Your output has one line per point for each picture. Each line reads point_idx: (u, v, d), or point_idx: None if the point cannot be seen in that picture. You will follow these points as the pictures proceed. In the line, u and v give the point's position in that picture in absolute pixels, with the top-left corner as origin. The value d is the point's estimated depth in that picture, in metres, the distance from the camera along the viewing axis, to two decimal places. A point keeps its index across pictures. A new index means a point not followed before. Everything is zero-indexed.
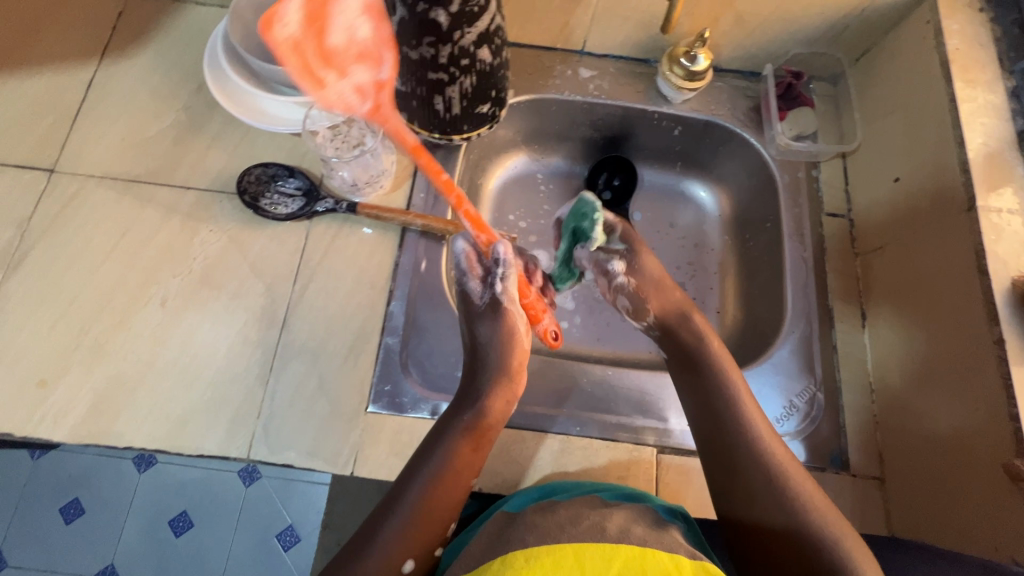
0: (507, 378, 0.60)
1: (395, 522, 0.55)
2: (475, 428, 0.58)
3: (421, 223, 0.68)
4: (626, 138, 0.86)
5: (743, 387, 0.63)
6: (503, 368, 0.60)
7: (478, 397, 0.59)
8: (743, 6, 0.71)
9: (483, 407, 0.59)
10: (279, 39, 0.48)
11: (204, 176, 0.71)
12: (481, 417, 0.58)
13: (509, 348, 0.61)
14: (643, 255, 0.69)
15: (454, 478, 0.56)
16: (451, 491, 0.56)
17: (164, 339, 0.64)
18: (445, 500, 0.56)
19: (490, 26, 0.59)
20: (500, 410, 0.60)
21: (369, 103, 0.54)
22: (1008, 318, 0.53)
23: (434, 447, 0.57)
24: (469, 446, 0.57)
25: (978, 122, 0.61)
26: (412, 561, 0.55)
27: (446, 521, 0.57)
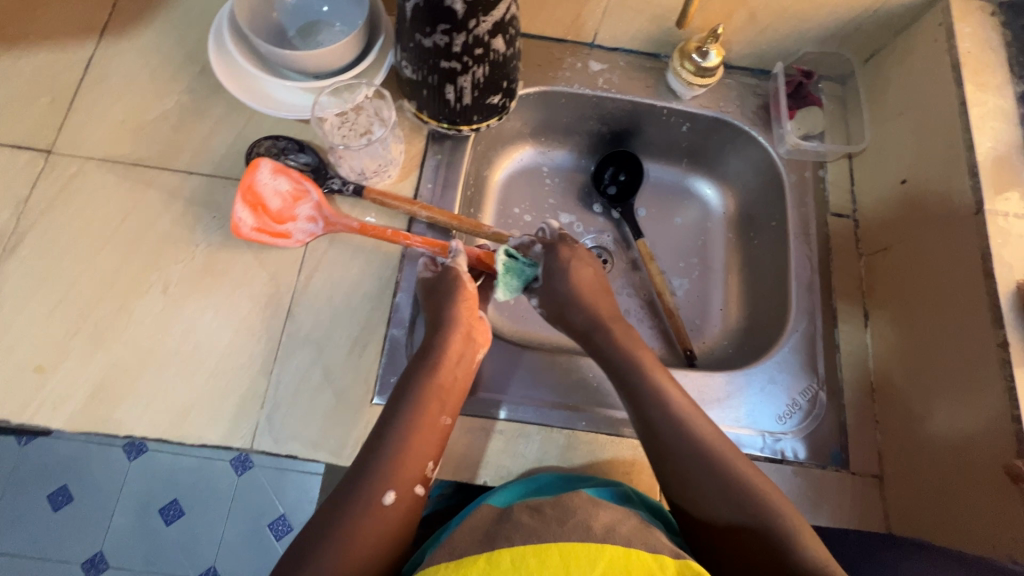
0: (465, 338, 0.63)
1: (371, 477, 0.54)
2: (439, 364, 0.60)
3: (426, 214, 0.68)
4: (609, 135, 0.87)
5: (684, 401, 0.60)
6: (458, 316, 0.62)
7: (438, 335, 0.61)
8: (756, 3, 0.70)
9: (444, 349, 0.60)
10: (240, 233, 0.65)
11: (208, 161, 0.70)
12: (440, 363, 0.60)
13: (462, 296, 0.63)
14: (568, 273, 0.67)
15: (427, 416, 0.57)
16: (430, 439, 0.57)
17: (167, 325, 0.63)
18: (426, 449, 0.57)
19: (505, 15, 0.58)
20: (460, 351, 0.62)
21: (320, 224, 0.66)
22: (1013, 322, 0.54)
23: (422, 419, 0.57)
24: (437, 383, 0.59)
25: (988, 126, 0.61)
26: (392, 493, 0.54)
27: (424, 462, 0.57)
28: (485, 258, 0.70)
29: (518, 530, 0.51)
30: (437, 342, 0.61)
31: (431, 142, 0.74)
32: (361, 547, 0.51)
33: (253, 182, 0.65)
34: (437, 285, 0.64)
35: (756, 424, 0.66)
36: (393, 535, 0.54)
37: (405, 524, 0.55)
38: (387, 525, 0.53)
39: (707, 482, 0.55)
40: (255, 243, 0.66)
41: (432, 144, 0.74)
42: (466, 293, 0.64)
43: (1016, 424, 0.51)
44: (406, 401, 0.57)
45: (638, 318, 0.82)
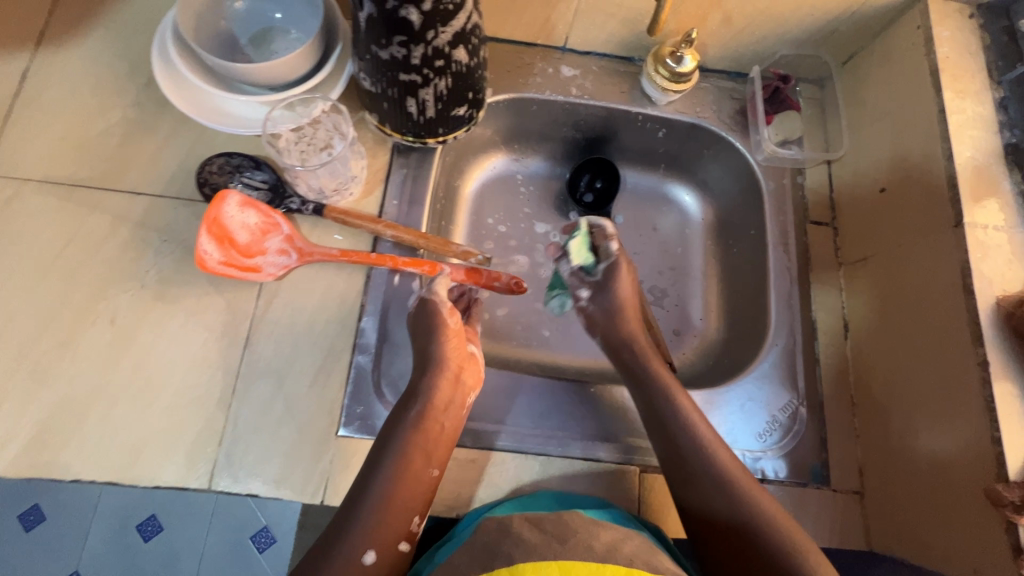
0: (448, 378, 0.59)
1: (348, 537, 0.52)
2: (425, 418, 0.56)
3: (391, 234, 0.65)
4: (584, 142, 0.84)
5: (711, 438, 0.59)
6: (446, 357, 0.59)
7: (423, 381, 0.58)
8: (731, 5, 0.68)
9: (430, 397, 0.57)
10: (207, 268, 0.60)
11: (157, 180, 0.65)
12: (427, 412, 0.57)
13: (445, 335, 0.60)
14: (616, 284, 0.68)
15: (411, 467, 0.55)
16: (417, 488, 0.55)
17: (116, 358, 0.59)
18: (412, 496, 0.55)
19: (466, 25, 0.55)
20: (448, 398, 0.58)
21: (294, 255, 0.63)
22: (994, 340, 0.52)
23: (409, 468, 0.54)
24: (424, 428, 0.56)
25: (967, 135, 0.60)
26: (372, 552, 0.52)
27: (411, 516, 0.55)
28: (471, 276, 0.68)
29: (514, 550, 0.50)
30: (422, 388, 0.58)
31: (396, 155, 0.70)
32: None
33: (219, 215, 0.61)
34: (417, 320, 0.61)
35: (736, 443, 0.64)
36: None
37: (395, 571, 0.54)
38: None
39: (717, 496, 0.56)
40: (222, 278, 0.62)
41: (396, 157, 0.70)
42: (451, 333, 0.60)
43: (996, 447, 0.50)
44: (389, 453, 0.55)
45: None
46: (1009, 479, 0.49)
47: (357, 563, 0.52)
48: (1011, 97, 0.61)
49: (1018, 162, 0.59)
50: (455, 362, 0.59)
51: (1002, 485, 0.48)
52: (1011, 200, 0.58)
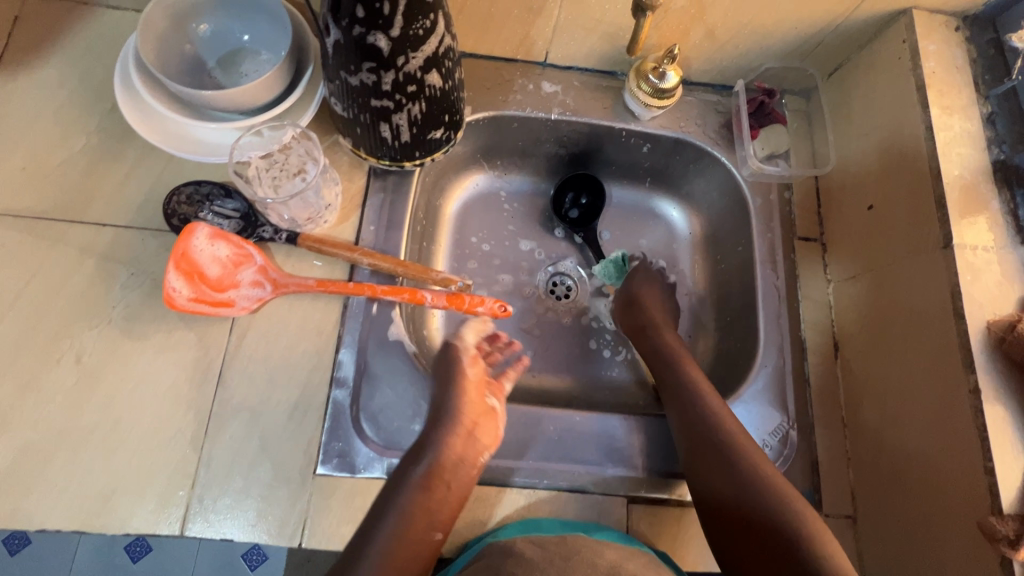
0: (463, 434, 0.58)
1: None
2: (433, 477, 0.56)
3: (367, 262, 0.63)
4: (569, 157, 0.82)
5: (751, 455, 0.59)
6: (462, 411, 0.58)
7: (435, 434, 0.58)
8: (714, 19, 0.66)
9: (439, 453, 0.57)
10: (177, 306, 0.58)
11: (123, 210, 0.63)
12: (435, 467, 0.56)
13: (461, 388, 0.60)
14: (638, 280, 0.77)
15: (412, 524, 0.55)
16: (420, 540, 0.55)
17: (83, 399, 0.57)
18: (415, 546, 0.55)
19: (438, 49, 0.53)
20: (459, 454, 0.57)
21: (268, 287, 0.61)
22: (985, 366, 0.51)
23: (414, 529, 0.55)
24: (427, 483, 0.56)
25: (955, 153, 0.58)
26: None
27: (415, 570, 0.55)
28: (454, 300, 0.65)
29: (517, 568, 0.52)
30: (433, 442, 0.57)
31: (372, 178, 0.68)
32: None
33: (187, 249, 0.59)
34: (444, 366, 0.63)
35: None
36: None
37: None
38: None
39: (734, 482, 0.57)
40: (193, 315, 0.59)
41: (373, 180, 0.68)
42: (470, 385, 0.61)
43: (989, 477, 0.49)
44: (395, 507, 0.55)
45: (607, 349, 0.79)
46: (1003, 511, 0.48)
47: None
48: (999, 112, 0.60)
49: (1008, 179, 0.58)
50: (472, 418, 0.59)
51: (995, 518, 0.47)
52: (1001, 219, 0.56)
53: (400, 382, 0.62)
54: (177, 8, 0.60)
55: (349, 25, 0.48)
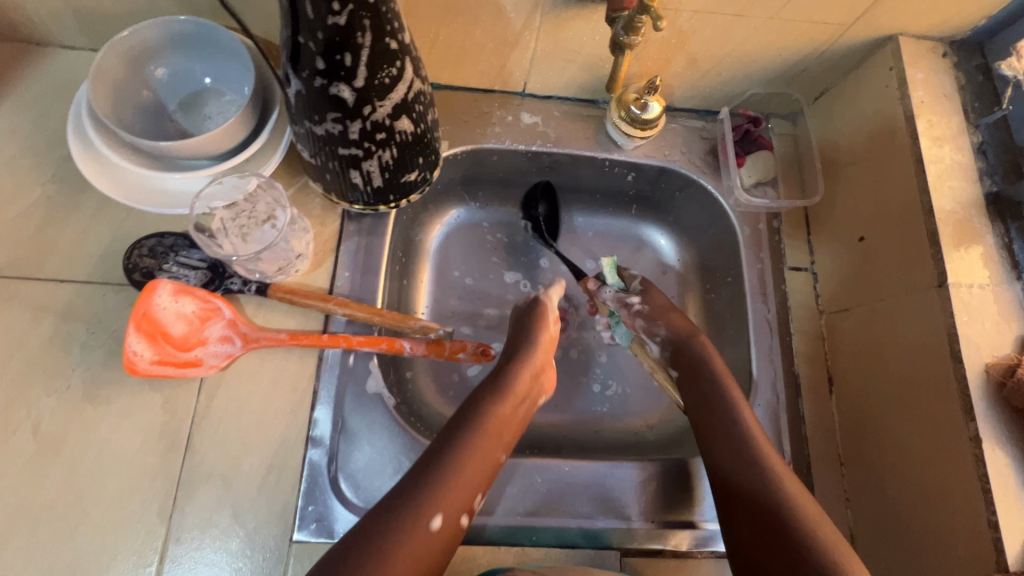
0: (537, 372, 0.61)
1: (401, 515, 0.46)
2: (506, 392, 0.57)
3: (342, 311, 0.60)
4: (552, 186, 0.79)
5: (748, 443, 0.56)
6: (538, 354, 0.61)
7: (508, 366, 0.59)
8: (695, 49, 0.64)
9: (514, 382, 0.58)
10: (138, 371, 0.54)
11: (82, 265, 0.59)
12: (511, 391, 0.57)
13: (545, 337, 0.63)
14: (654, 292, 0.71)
15: (482, 441, 0.53)
16: (484, 462, 0.52)
17: (41, 472, 0.54)
18: (479, 468, 0.51)
19: (408, 95, 0.50)
20: (528, 388, 0.59)
21: (237, 341, 0.58)
22: (985, 413, 0.49)
23: (483, 446, 0.53)
24: (501, 406, 0.56)
25: (947, 186, 0.56)
26: (438, 519, 0.47)
27: (475, 492, 0.51)
28: (434, 348, 0.63)
29: None
30: (506, 375, 0.58)
31: (347, 221, 0.65)
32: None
33: (148, 308, 0.56)
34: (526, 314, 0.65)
35: None
36: (433, 562, 0.47)
37: (447, 554, 0.48)
38: (429, 553, 0.46)
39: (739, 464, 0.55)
40: (157, 378, 0.56)
41: (347, 224, 0.65)
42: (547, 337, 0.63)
43: (994, 533, 0.46)
44: (469, 424, 0.54)
45: (598, 383, 0.76)
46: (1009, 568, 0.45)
47: (421, 531, 0.46)
48: (990, 141, 0.58)
49: (1001, 212, 0.56)
50: (543, 362, 0.62)
51: None
52: (996, 254, 0.55)
53: (378, 439, 0.58)
54: (131, 53, 0.57)
55: (310, 76, 0.45)
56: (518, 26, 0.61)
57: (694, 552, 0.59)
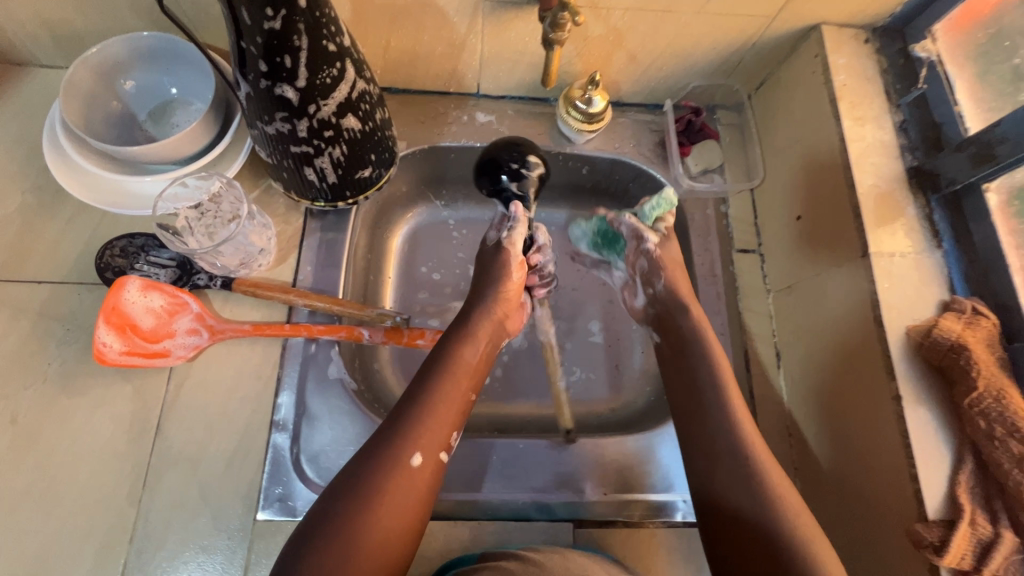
0: (499, 319, 0.64)
1: (385, 453, 0.50)
2: (465, 335, 0.60)
3: (303, 302, 0.63)
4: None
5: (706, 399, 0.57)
6: (500, 299, 0.64)
7: (471, 316, 0.62)
8: (633, 45, 0.67)
9: (476, 327, 0.61)
10: (108, 360, 0.58)
11: (58, 267, 0.63)
12: (471, 335, 0.61)
13: (509, 283, 0.64)
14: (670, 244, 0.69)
15: (450, 385, 0.56)
16: (457, 402, 0.56)
17: (19, 461, 0.57)
18: (453, 408, 0.55)
19: (352, 93, 0.54)
20: (491, 332, 0.63)
21: (204, 333, 0.61)
22: (905, 371, 0.52)
23: (453, 386, 0.56)
24: (464, 351, 0.59)
25: (869, 163, 0.60)
26: (418, 455, 0.51)
27: (451, 429, 0.54)
28: (393, 335, 0.66)
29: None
30: (470, 322, 0.62)
31: (310, 219, 0.69)
32: (397, 515, 0.48)
33: (118, 303, 0.59)
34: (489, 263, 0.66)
35: (674, 488, 0.62)
36: (420, 494, 0.50)
37: (434, 484, 0.52)
38: (414, 485, 0.50)
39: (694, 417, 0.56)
40: (126, 368, 0.60)
41: (310, 221, 0.69)
42: (512, 285, 0.64)
43: (914, 484, 0.49)
44: (437, 370, 0.57)
45: (570, 374, 0.77)
46: (928, 518, 0.48)
47: (405, 465, 0.50)
48: (911, 119, 0.61)
49: (922, 185, 0.59)
50: (506, 308, 0.64)
51: (921, 525, 0.47)
52: (917, 225, 0.57)
53: (339, 421, 0.61)
54: (101, 67, 0.61)
55: (255, 78, 0.48)
56: (462, 30, 0.65)
57: (645, 522, 0.62)
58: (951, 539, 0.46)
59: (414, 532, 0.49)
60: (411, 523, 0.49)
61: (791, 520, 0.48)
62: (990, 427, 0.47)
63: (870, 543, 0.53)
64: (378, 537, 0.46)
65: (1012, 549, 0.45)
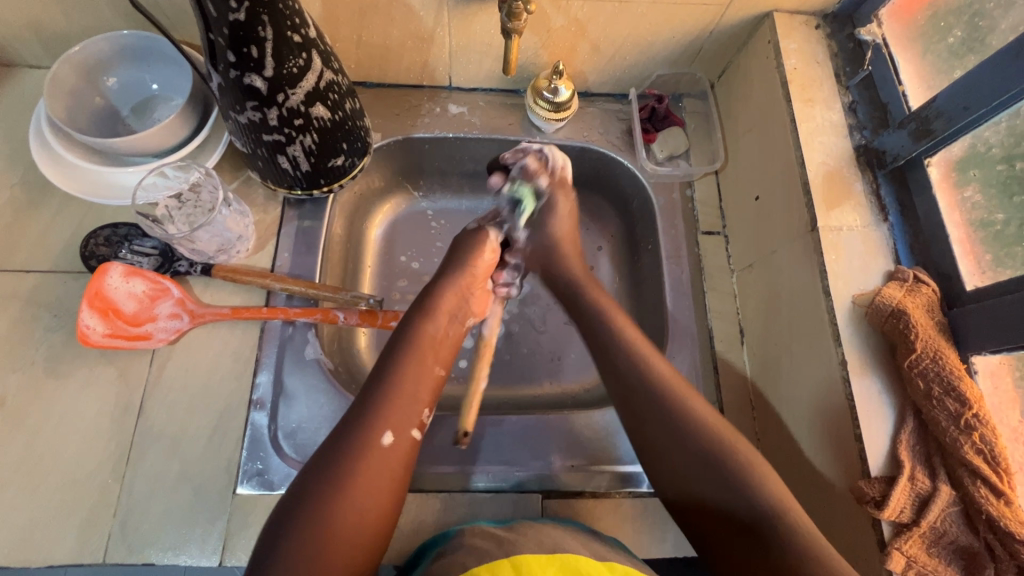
0: (463, 299, 0.64)
1: (360, 430, 0.51)
2: (429, 314, 0.61)
3: (280, 286, 0.66)
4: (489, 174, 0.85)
5: (662, 371, 0.58)
6: (462, 279, 0.65)
7: (433, 296, 0.63)
8: (595, 35, 0.70)
9: (440, 306, 0.62)
10: (91, 342, 0.61)
11: (46, 257, 0.66)
12: (434, 314, 0.61)
13: (475, 263, 0.66)
14: (552, 228, 0.72)
15: (417, 364, 0.57)
16: (425, 379, 0.56)
17: (7, 440, 0.59)
18: (422, 385, 0.56)
19: (319, 83, 0.57)
20: (455, 309, 0.63)
21: (184, 317, 0.64)
22: (850, 337, 0.54)
23: (419, 364, 0.57)
24: (431, 328, 0.60)
25: (818, 142, 0.62)
26: (390, 434, 0.52)
27: (422, 406, 0.55)
28: (367, 317, 0.69)
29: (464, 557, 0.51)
30: (432, 301, 0.62)
31: (287, 208, 0.71)
32: (373, 493, 0.49)
33: (101, 287, 0.62)
34: (459, 246, 0.68)
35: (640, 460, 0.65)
36: (395, 472, 0.51)
37: (409, 460, 0.53)
38: (388, 465, 0.50)
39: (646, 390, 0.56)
40: (109, 350, 0.62)
41: (288, 210, 0.71)
42: (481, 264, 0.67)
43: (858, 443, 0.51)
44: (403, 350, 0.57)
45: (546, 356, 0.79)
46: (871, 475, 0.50)
47: (376, 445, 0.50)
48: (860, 100, 0.64)
49: (870, 162, 0.61)
50: (468, 287, 0.65)
51: (864, 481, 0.49)
52: (865, 200, 0.60)
53: (316, 398, 0.64)
54: (84, 65, 0.64)
55: (225, 69, 0.51)
56: (429, 23, 0.68)
57: (612, 492, 0.64)
58: (891, 492, 0.48)
59: (392, 505, 0.50)
60: (390, 496, 0.50)
61: (740, 479, 0.50)
62: (928, 387, 0.50)
63: (823, 504, 0.55)
64: (357, 517, 0.47)
65: (948, 501, 0.47)
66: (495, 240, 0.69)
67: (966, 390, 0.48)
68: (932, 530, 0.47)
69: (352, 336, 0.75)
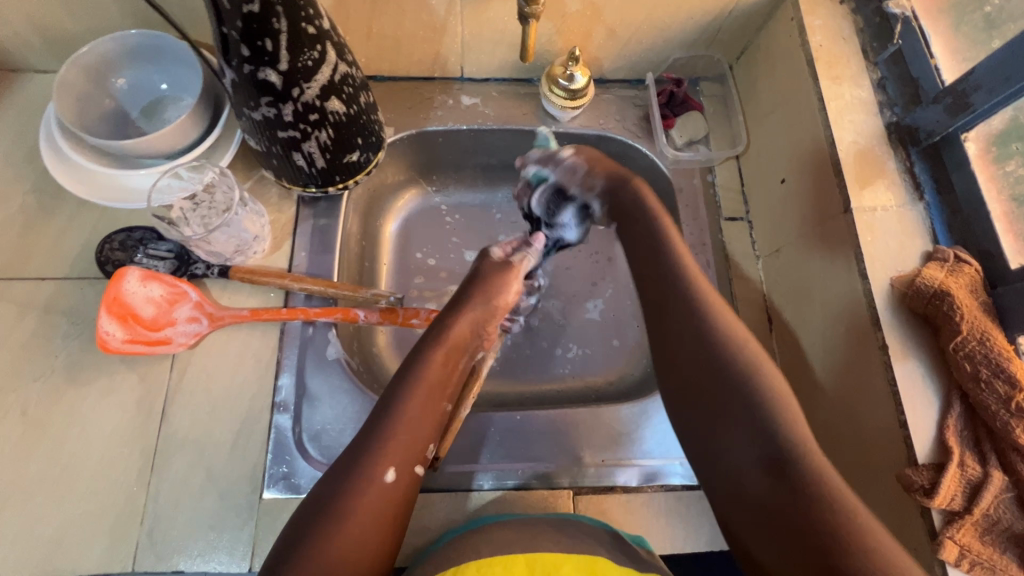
0: (480, 334, 0.61)
1: (364, 461, 0.50)
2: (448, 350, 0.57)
3: (298, 286, 0.64)
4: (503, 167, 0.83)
5: None
6: (483, 313, 0.60)
7: (453, 328, 0.58)
8: (612, 19, 0.68)
9: (454, 343, 0.58)
10: (111, 349, 0.60)
11: (60, 263, 0.65)
12: (449, 353, 0.57)
13: (502, 298, 0.61)
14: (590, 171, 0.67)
15: (426, 401, 0.54)
16: (432, 416, 0.54)
17: (31, 451, 0.58)
18: (428, 424, 0.54)
19: (333, 76, 0.55)
20: (469, 344, 0.60)
21: (205, 320, 0.63)
22: (891, 323, 0.53)
23: (428, 404, 0.54)
24: (443, 367, 0.57)
25: (848, 121, 0.60)
26: (393, 472, 0.50)
27: (426, 442, 0.53)
28: (388, 315, 0.67)
29: (484, 547, 0.51)
30: (450, 332, 0.58)
31: (303, 206, 0.70)
32: (370, 530, 0.48)
33: (119, 293, 0.61)
34: (486, 273, 0.62)
35: (671, 454, 0.64)
36: (395, 508, 0.50)
37: (409, 496, 0.51)
38: (387, 501, 0.49)
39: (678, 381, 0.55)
40: (129, 357, 0.62)
41: (303, 208, 0.70)
42: (505, 300, 0.62)
43: (904, 430, 0.49)
44: (412, 383, 0.54)
45: (567, 349, 0.78)
46: (918, 462, 0.48)
47: (377, 479, 0.49)
48: (889, 77, 0.62)
49: (902, 140, 0.60)
50: (492, 322, 0.61)
51: (911, 469, 0.48)
52: (899, 179, 0.58)
53: (339, 397, 0.63)
54: (91, 66, 0.63)
55: (239, 64, 0.50)
56: (442, 12, 0.66)
57: (644, 486, 0.62)
58: (941, 481, 0.46)
59: (389, 539, 0.49)
60: (386, 532, 0.49)
61: None
62: (976, 369, 0.48)
63: (867, 495, 0.53)
64: (352, 552, 0.46)
65: (1002, 488, 0.45)
66: (520, 280, 0.63)
67: (1017, 372, 0.46)
68: (985, 518, 0.45)
69: (370, 338, 0.73)
